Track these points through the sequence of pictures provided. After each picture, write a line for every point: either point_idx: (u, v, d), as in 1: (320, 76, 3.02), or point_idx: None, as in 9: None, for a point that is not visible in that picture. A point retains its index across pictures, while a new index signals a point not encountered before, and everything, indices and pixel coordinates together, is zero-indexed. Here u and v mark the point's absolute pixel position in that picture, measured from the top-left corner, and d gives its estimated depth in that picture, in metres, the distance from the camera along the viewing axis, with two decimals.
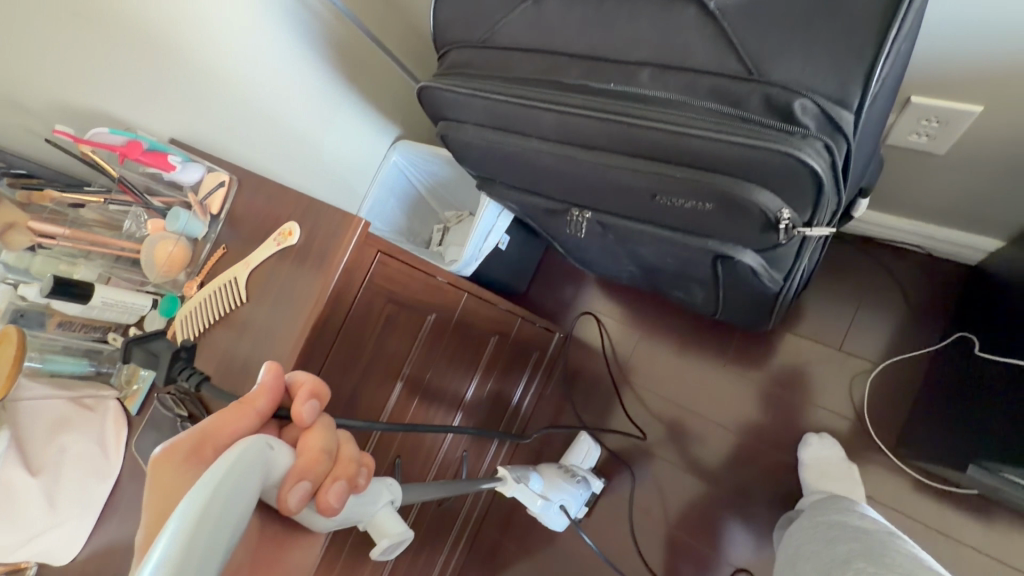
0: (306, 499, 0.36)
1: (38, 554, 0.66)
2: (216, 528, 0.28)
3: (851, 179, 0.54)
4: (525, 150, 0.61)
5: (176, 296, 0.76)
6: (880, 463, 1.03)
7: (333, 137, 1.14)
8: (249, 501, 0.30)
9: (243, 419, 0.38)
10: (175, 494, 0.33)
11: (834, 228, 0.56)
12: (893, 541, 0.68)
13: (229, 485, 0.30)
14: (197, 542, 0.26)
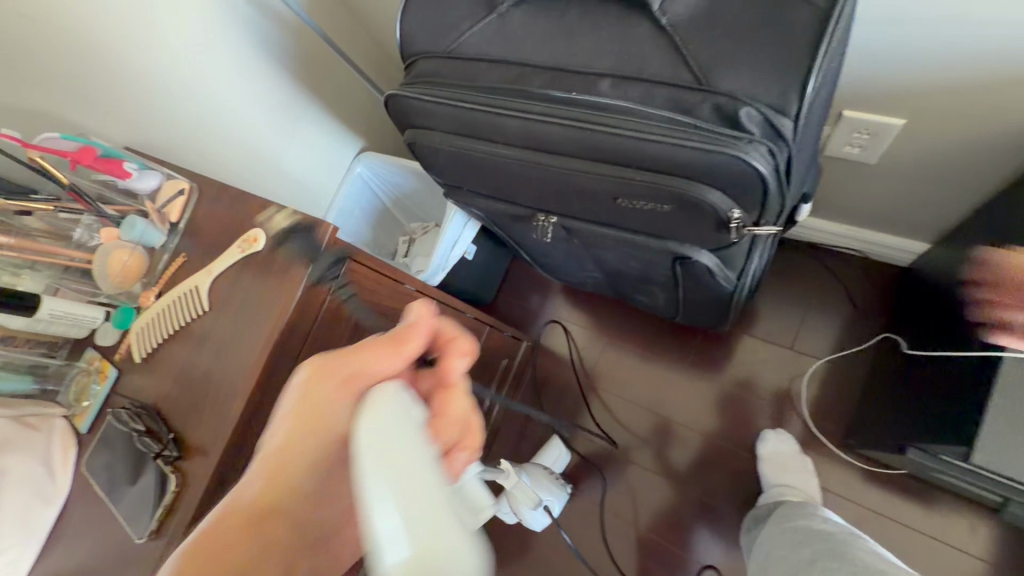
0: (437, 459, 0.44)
1: None
2: (402, 473, 0.33)
3: (794, 183, 0.58)
4: (492, 155, 0.63)
5: (131, 307, 0.73)
6: (832, 455, 1.09)
7: (295, 147, 1.13)
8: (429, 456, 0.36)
9: (395, 360, 0.45)
10: (323, 399, 0.44)
11: (780, 227, 0.61)
12: (857, 543, 0.74)
13: (389, 432, 0.35)
14: (407, 483, 0.34)
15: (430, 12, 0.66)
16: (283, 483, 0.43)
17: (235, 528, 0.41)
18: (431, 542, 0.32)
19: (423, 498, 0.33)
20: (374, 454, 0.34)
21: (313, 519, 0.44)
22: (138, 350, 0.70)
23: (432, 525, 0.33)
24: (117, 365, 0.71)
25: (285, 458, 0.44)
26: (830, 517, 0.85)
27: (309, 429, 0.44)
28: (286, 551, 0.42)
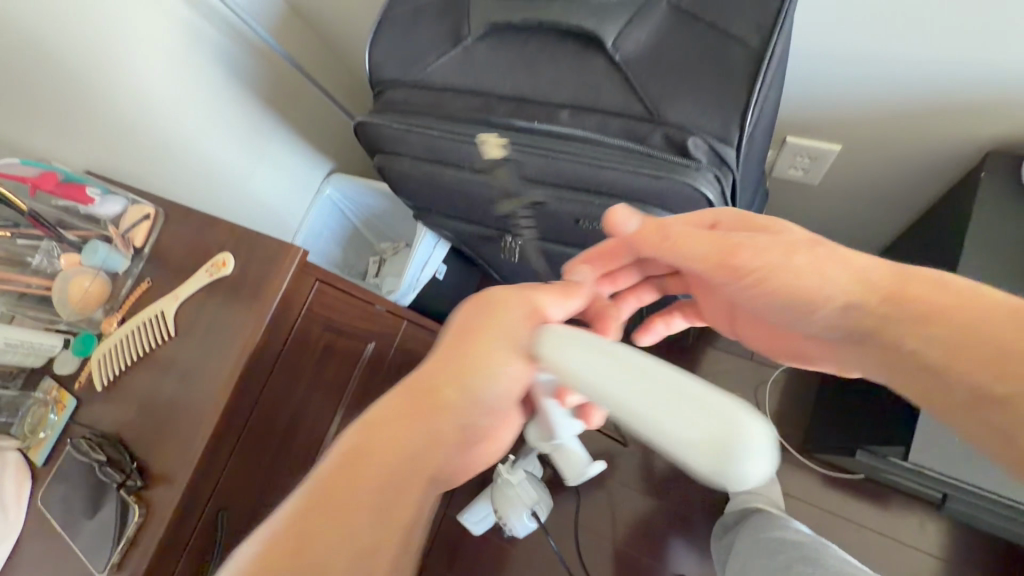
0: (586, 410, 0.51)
1: None
2: (620, 376, 0.35)
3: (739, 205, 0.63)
4: (459, 180, 0.66)
5: (92, 335, 0.71)
6: (792, 461, 1.14)
7: (264, 170, 1.14)
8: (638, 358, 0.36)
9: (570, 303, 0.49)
10: (481, 323, 0.44)
11: None
12: (823, 548, 0.79)
13: (586, 349, 0.38)
14: (607, 376, 0.36)
15: (398, 44, 0.69)
16: (444, 384, 0.43)
17: (394, 422, 0.41)
18: (687, 416, 0.32)
19: (660, 382, 0.34)
20: (581, 371, 0.37)
21: (464, 430, 0.44)
22: (98, 378, 0.68)
23: (684, 406, 0.32)
24: (77, 394, 0.69)
25: (442, 371, 0.43)
26: (791, 523, 0.90)
27: (472, 351, 0.43)
28: (438, 450, 0.42)
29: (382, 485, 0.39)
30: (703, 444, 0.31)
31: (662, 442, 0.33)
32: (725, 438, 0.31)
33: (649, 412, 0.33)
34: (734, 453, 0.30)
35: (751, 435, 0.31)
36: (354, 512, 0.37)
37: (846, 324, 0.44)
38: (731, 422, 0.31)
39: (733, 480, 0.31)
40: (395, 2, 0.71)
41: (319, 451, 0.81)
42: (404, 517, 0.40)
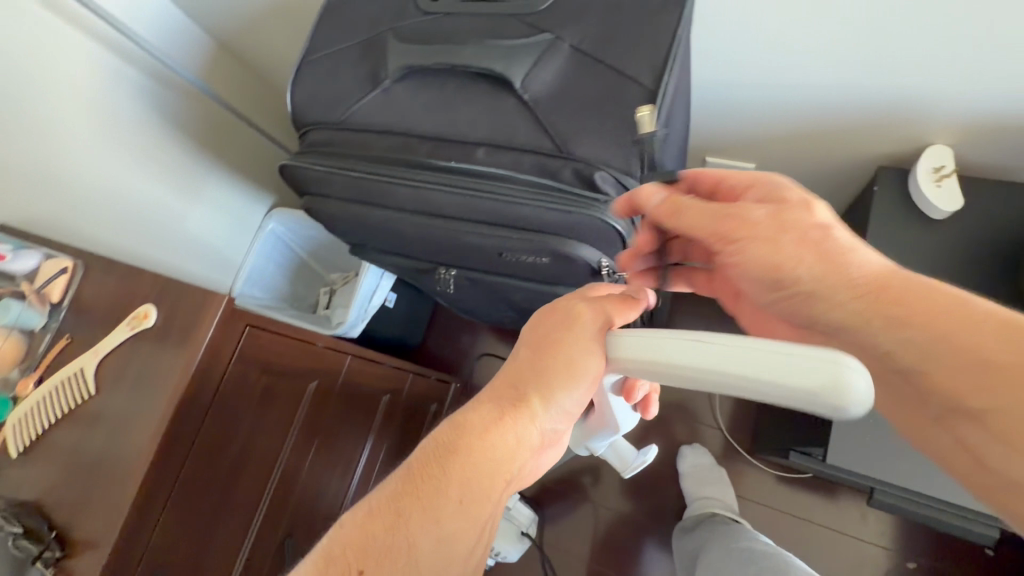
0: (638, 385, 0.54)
1: None
2: (696, 350, 0.31)
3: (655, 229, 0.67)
4: (386, 219, 0.67)
5: (7, 397, 0.68)
6: (744, 463, 1.18)
7: (200, 209, 1.11)
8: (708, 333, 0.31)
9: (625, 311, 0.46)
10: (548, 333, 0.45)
11: None
12: (789, 560, 0.81)
13: (646, 336, 0.35)
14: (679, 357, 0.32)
15: (320, 87, 0.69)
16: (529, 386, 0.44)
17: (482, 419, 0.42)
18: (778, 368, 0.27)
19: (724, 348, 0.30)
20: (648, 360, 0.34)
21: (548, 434, 0.45)
22: (14, 443, 0.65)
23: (758, 363, 0.28)
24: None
25: (529, 374, 0.44)
26: (757, 535, 0.93)
27: (552, 359, 0.43)
28: (522, 453, 0.43)
29: (468, 479, 0.40)
30: (790, 389, 0.27)
31: (752, 396, 0.29)
32: (812, 375, 0.26)
33: (723, 377, 0.30)
34: (827, 392, 0.26)
35: (845, 367, 0.26)
36: (444, 500, 0.39)
37: (811, 316, 0.44)
38: (817, 361, 0.26)
39: (839, 414, 0.27)
40: (316, 44, 0.71)
41: (265, 497, 0.78)
42: (486, 511, 0.41)
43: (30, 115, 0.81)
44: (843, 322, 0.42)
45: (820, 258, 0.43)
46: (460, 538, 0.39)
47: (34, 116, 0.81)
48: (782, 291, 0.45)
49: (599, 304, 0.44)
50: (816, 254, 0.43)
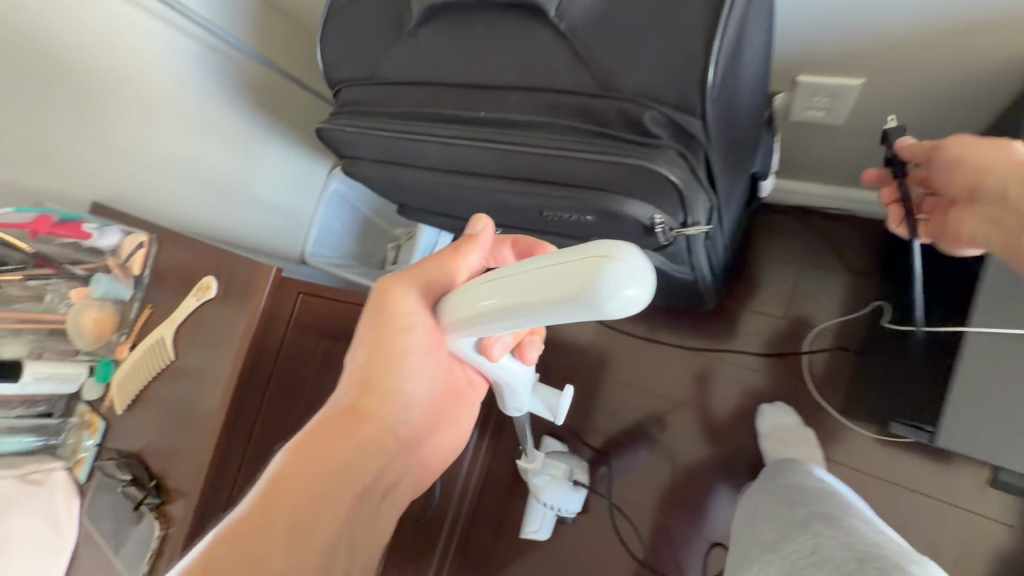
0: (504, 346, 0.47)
1: None
2: (506, 289, 0.38)
3: (725, 176, 0.59)
4: (420, 179, 0.66)
5: (110, 360, 0.77)
6: (837, 425, 1.06)
7: (268, 173, 1.15)
8: (508, 275, 0.38)
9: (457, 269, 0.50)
10: (363, 340, 0.52)
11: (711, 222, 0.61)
12: (848, 507, 0.71)
13: (485, 285, 0.41)
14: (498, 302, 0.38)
15: (344, 37, 0.64)
16: (366, 397, 0.51)
17: (331, 431, 0.48)
18: (551, 278, 0.34)
19: (536, 272, 0.35)
20: (485, 306, 0.40)
21: (399, 433, 0.52)
22: (121, 403, 0.74)
23: (549, 275, 0.34)
24: (106, 417, 0.75)
25: (370, 378, 0.51)
26: (822, 475, 0.82)
27: (382, 359, 0.51)
28: (374, 450, 0.49)
29: (319, 484, 0.45)
30: (579, 290, 0.31)
31: (564, 314, 0.33)
32: (593, 270, 0.31)
33: (537, 298, 0.35)
34: (609, 279, 0.30)
35: (620, 257, 0.31)
36: (297, 507, 0.43)
37: (975, 187, 0.56)
38: (599, 255, 0.31)
39: (627, 308, 0.31)
40: None
41: None
42: (341, 510, 0.45)
43: (102, 93, 0.87)
44: (1001, 194, 0.54)
45: (996, 149, 0.55)
46: (313, 539, 0.43)
47: (107, 92, 0.87)
48: (957, 173, 0.57)
49: (421, 271, 0.50)
50: (998, 150, 0.54)
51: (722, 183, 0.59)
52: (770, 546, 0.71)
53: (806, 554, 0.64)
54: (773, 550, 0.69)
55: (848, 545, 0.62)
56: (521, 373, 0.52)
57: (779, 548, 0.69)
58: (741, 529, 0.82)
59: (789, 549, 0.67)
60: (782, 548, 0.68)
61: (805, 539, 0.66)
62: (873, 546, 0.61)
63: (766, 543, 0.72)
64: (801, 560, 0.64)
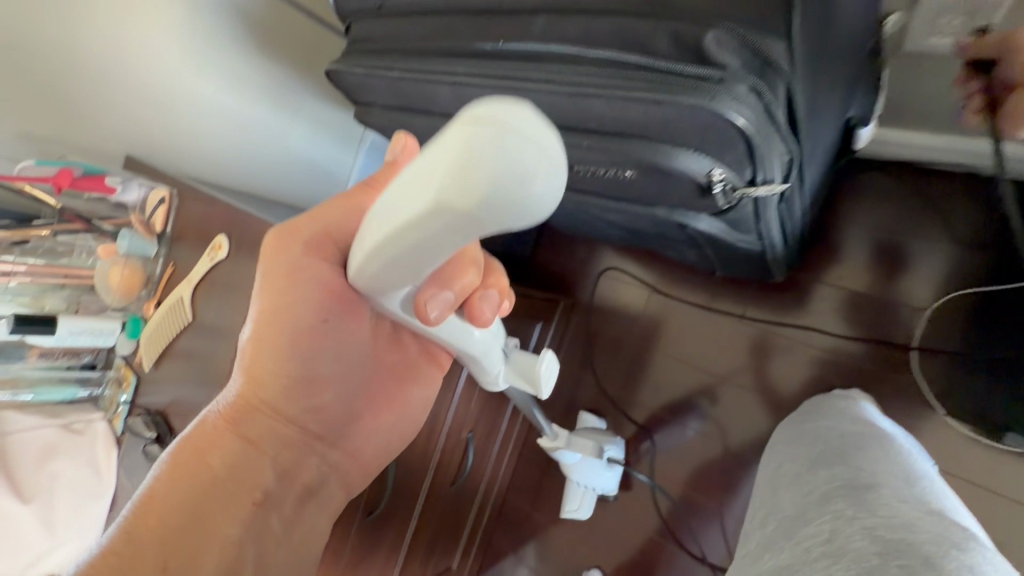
0: (445, 310, 0.37)
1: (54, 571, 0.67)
2: (392, 217, 0.28)
3: (810, 121, 0.47)
4: (432, 128, 0.58)
5: (138, 317, 0.79)
6: (925, 419, 0.91)
7: (305, 127, 0.99)
8: (390, 202, 0.28)
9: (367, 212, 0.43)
10: (256, 312, 0.46)
11: (791, 181, 0.49)
12: (893, 468, 0.54)
13: (375, 211, 0.31)
14: (390, 240, 0.29)
15: None
16: (259, 390, 0.48)
17: (211, 438, 0.47)
18: (428, 179, 0.24)
19: (412, 179, 0.25)
20: (374, 241, 0.30)
21: (305, 423, 0.49)
22: (148, 362, 0.74)
23: (425, 181, 0.24)
24: (137, 372, 0.76)
25: (263, 366, 0.47)
26: (880, 426, 0.64)
27: (274, 342, 0.46)
28: (269, 450, 0.48)
29: (207, 490, 0.45)
30: (472, 194, 0.22)
31: (468, 231, 0.25)
32: (482, 160, 0.21)
33: (422, 216, 0.25)
34: (508, 168, 0.21)
35: (516, 129, 0.21)
36: (174, 532, 0.43)
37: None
38: (484, 136, 0.21)
39: (544, 204, 0.23)
40: None
41: None
42: (229, 529, 0.45)
43: (116, 37, 0.78)
44: None
45: None
46: (197, 563, 0.43)
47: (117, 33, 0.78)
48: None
49: (319, 212, 0.44)
50: None
51: (806, 129, 0.46)
52: (783, 523, 0.54)
53: (820, 542, 0.47)
54: (783, 531, 0.52)
55: (867, 530, 0.45)
56: (480, 339, 0.45)
57: (792, 528, 0.52)
58: (756, 498, 0.64)
59: (800, 533, 0.50)
60: (795, 531, 0.51)
61: (821, 523, 0.49)
62: (900, 532, 0.44)
63: (782, 519, 0.54)
64: (814, 550, 0.47)
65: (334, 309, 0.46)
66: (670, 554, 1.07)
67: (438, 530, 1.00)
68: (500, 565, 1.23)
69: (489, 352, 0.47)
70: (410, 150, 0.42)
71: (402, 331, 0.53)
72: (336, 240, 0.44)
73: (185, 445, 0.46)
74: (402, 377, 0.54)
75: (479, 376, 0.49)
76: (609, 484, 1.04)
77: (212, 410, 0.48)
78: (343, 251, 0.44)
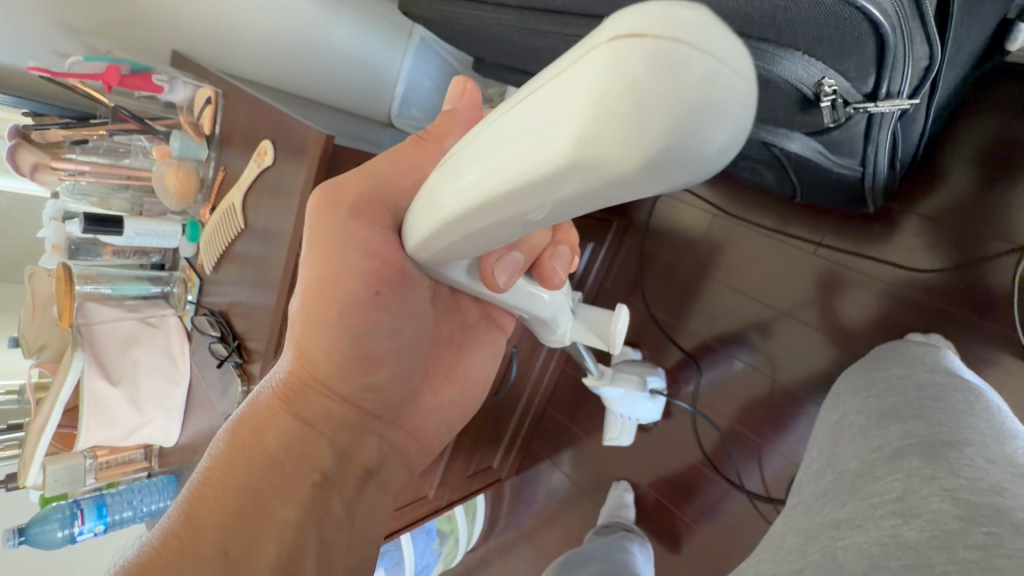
0: (508, 271, 0.38)
1: (147, 439, 0.77)
2: (487, 179, 0.23)
3: (960, 16, 0.38)
4: (486, 20, 0.55)
5: (197, 221, 0.81)
6: (1016, 371, 0.82)
7: (351, 20, 0.91)
8: (479, 160, 0.23)
9: (413, 169, 0.43)
10: (303, 274, 0.47)
11: (921, 97, 0.41)
12: (982, 425, 0.47)
13: (457, 164, 0.26)
14: (485, 207, 0.24)
15: None
16: (314, 365, 0.48)
17: (266, 417, 0.47)
18: (551, 135, 0.19)
19: (530, 128, 0.20)
20: (463, 206, 0.26)
21: (358, 397, 0.49)
22: (208, 265, 0.78)
23: (545, 135, 0.19)
24: (199, 274, 0.80)
25: (314, 342, 0.47)
26: (962, 375, 0.57)
27: (328, 313, 0.46)
28: (327, 431, 0.48)
29: (264, 474, 0.44)
30: (629, 153, 0.17)
31: (609, 197, 0.20)
32: (654, 103, 0.16)
33: (544, 182, 0.20)
34: (685, 114, 0.16)
35: (699, 51, 0.16)
36: (234, 512, 0.42)
37: None
38: (656, 68, 0.16)
39: (719, 156, 0.18)
40: None
41: None
42: (290, 512, 0.43)
43: None
44: None
45: None
46: (257, 554, 0.41)
47: None
48: None
49: (364, 170, 0.44)
50: None
51: (953, 28, 0.38)
52: (845, 478, 0.49)
53: (889, 500, 0.43)
54: (845, 485, 0.48)
55: (947, 492, 0.41)
56: (549, 302, 0.48)
57: (855, 484, 0.48)
58: (815, 447, 0.60)
59: (864, 490, 0.46)
60: (859, 487, 0.47)
61: (892, 480, 0.45)
62: (986, 496, 0.39)
63: (844, 472, 0.50)
64: (881, 508, 0.43)
65: (387, 278, 0.44)
66: (706, 476, 1.09)
67: (480, 436, 1.06)
68: (537, 469, 1.31)
69: (559, 313, 0.51)
70: (468, 96, 0.44)
71: (458, 298, 0.55)
72: (385, 202, 0.43)
73: (240, 426, 0.47)
74: (462, 342, 0.58)
75: (545, 334, 0.53)
76: (654, 415, 1.05)
77: (264, 390, 0.49)
78: (393, 212, 0.43)
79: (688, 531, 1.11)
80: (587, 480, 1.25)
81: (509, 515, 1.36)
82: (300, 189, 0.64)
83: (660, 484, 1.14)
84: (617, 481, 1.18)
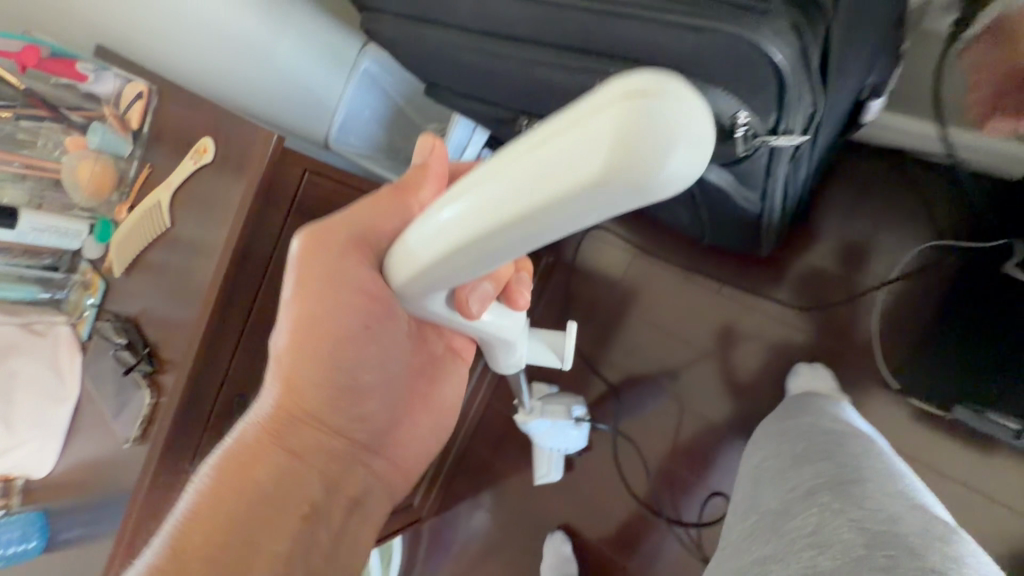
0: (480, 300, 0.40)
1: (13, 468, 0.67)
2: (484, 220, 0.25)
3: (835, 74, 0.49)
4: (448, 41, 0.60)
5: (109, 220, 0.74)
6: (877, 394, 0.96)
7: (295, 41, 0.90)
8: (475, 207, 0.26)
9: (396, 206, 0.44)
10: (305, 306, 0.47)
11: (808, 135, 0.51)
12: (878, 464, 0.55)
13: (449, 207, 0.28)
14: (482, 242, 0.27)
15: None
16: (303, 401, 0.47)
17: (256, 451, 0.45)
18: (550, 186, 0.21)
19: (526, 181, 0.22)
20: (460, 243, 0.28)
21: (347, 433, 0.49)
22: (117, 268, 0.71)
23: (544, 187, 0.22)
24: (105, 277, 0.73)
25: (304, 376, 0.47)
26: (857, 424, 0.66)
27: (321, 346, 0.47)
28: (317, 464, 0.47)
29: (250, 518, 0.43)
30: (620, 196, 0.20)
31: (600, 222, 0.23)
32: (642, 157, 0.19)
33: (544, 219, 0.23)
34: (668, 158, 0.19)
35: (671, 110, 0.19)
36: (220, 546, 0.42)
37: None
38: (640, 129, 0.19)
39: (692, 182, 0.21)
40: None
41: None
42: (278, 545, 0.43)
43: None
44: None
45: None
46: None
47: None
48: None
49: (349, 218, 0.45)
50: None
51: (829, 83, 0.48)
52: (768, 517, 0.55)
53: (806, 533, 0.49)
54: (768, 523, 0.54)
55: (853, 522, 0.47)
56: (511, 331, 0.49)
57: (777, 522, 0.54)
58: (741, 494, 0.65)
59: (785, 527, 0.52)
60: (780, 525, 0.53)
61: (808, 515, 0.51)
62: (884, 523, 0.46)
63: (765, 513, 0.56)
64: (800, 541, 0.49)
65: (374, 314, 0.46)
66: (625, 504, 1.13)
67: None
68: (457, 509, 1.27)
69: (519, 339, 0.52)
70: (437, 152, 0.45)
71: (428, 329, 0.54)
72: (373, 241, 0.44)
73: (229, 460, 0.45)
74: (431, 374, 0.56)
75: (503, 361, 0.54)
76: (580, 442, 1.08)
77: (249, 424, 0.46)
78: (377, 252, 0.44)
79: (609, 562, 1.13)
80: (511, 515, 1.24)
81: (426, 559, 1.29)
82: (240, 188, 0.62)
83: (582, 515, 1.16)
84: (553, 530, 1.17)
